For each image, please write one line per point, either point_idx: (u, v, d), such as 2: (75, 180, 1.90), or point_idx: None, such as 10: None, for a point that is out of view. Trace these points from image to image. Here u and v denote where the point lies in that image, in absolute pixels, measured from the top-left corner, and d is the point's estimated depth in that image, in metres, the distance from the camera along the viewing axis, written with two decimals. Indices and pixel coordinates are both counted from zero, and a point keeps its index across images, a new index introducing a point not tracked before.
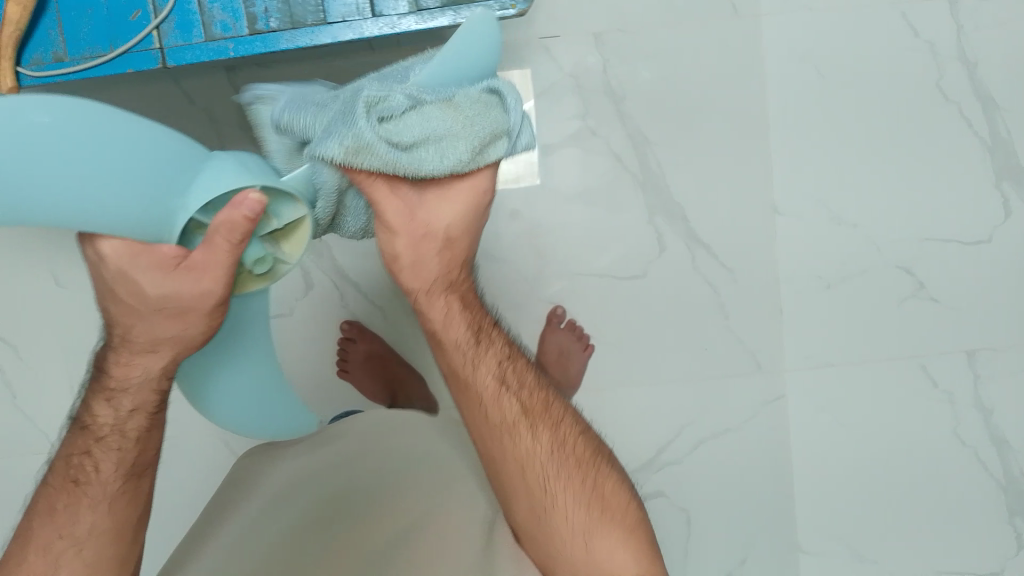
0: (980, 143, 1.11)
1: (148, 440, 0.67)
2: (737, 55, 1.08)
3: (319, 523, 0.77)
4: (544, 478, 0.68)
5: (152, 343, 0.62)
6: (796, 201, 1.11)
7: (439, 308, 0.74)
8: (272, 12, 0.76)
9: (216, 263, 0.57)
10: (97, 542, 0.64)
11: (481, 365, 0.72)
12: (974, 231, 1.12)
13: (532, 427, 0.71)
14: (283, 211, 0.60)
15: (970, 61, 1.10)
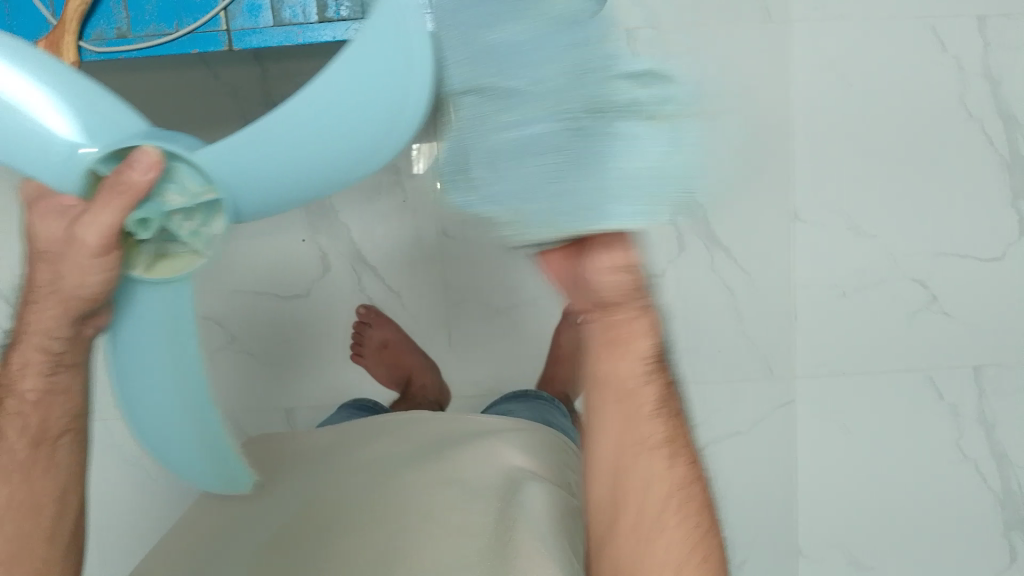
0: (1000, 160, 1.12)
1: (62, 411, 0.56)
2: (767, 59, 1.09)
3: (314, 516, 0.75)
4: (652, 513, 0.57)
5: (48, 290, 0.53)
6: (816, 208, 1.12)
7: (637, 327, 0.54)
8: (343, 0, 0.74)
9: (101, 216, 0.49)
10: (15, 524, 0.55)
11: (635, 367, 0.55)
12: (988, 247, 1.14)
13: (657, 468, 0.57)
14: (180, 183, 0.52)
15: (995, 78, 1.11)
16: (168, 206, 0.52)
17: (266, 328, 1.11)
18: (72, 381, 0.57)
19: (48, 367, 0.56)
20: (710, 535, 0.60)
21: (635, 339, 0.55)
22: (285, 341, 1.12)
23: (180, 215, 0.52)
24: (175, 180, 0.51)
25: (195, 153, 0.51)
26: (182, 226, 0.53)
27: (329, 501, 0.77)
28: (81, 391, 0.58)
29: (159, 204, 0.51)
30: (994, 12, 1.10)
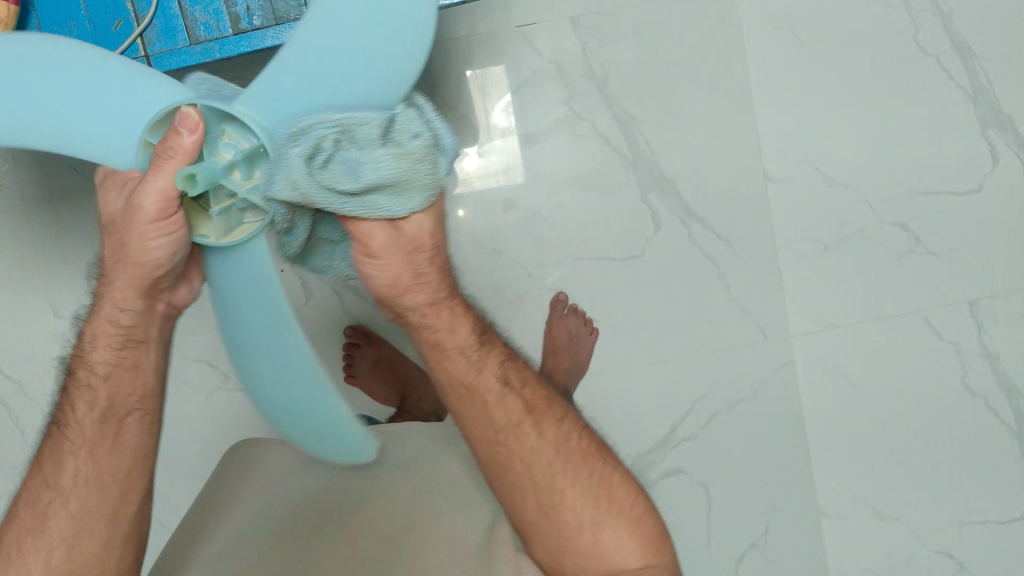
0: (963, 94, 1.12)
1: (132, 391, 0.64)
2: (714, 25, 1.09)
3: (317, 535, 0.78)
4: (562, 478, 0.68)
5: (117, 273, 0.59)
6: (785, 167, 1.12)
7: (446, 325, 0.64)
8: (254, 9, 0.75)
9: (154, 189, 0.53)
10: (79, 502, 0.63)
11: (479, 370, 0.67)
12: (964, 180, 1.13)
13: (537, 423, 0.69)
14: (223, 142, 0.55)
15: (945, 13, 1.10)
16: (223, 163, 0.54)
17: None
18: (141, 359, 0.64)
19: (120, 345, 0.63)
20: (603, 472, 0.70)
21: (443, 325, 0.64)
22: None
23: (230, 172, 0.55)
24: (218, 142, 0.55)
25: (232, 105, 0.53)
26: (239, 182, 0.55)
27: (339, 549, 0.76)
28: (151, 369, 0.65)
29: (213, 165, 0.54)
30: None
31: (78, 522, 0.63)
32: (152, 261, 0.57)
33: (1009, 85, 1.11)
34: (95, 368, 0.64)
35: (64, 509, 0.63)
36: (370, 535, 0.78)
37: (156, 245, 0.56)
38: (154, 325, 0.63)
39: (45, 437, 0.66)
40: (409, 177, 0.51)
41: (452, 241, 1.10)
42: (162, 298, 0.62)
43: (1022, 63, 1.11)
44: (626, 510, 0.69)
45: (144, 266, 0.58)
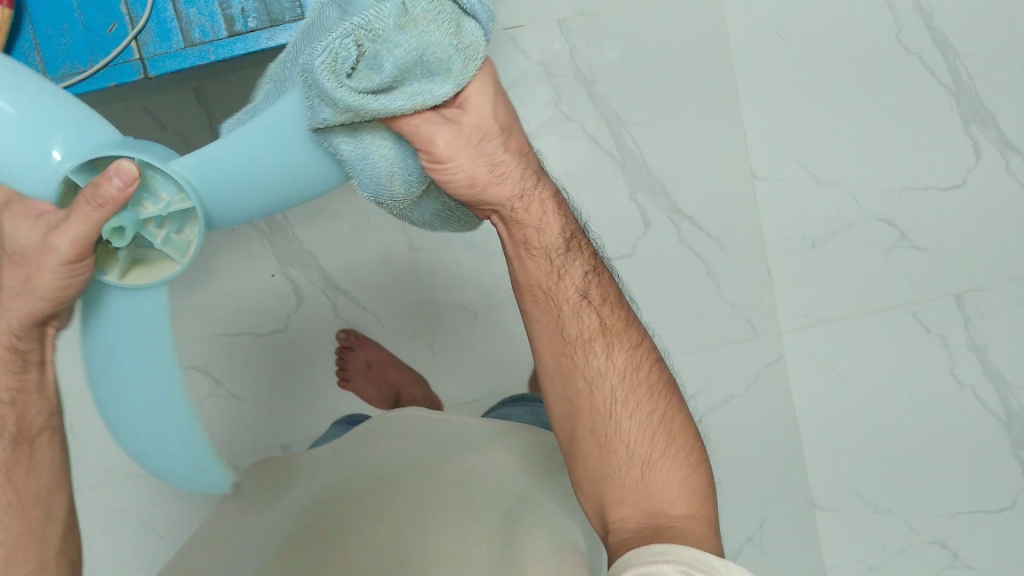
0: (945, 90, 1.13)
1: (38, 410, 0.56)
2: (699, 25, 1.10)
3: (305, 542, 0.67)
4: (622, 405, 0.62)
5: (16, 289, 0.52)
6: (772, 164, 1.13)
7: (534, 212, 0.61)
8: (249, 11, 0.73)
9: (71, 230, 0.48)
10: (4, 525, 0.53)
11: (549, 269, 0.62)
12: (949, 175, 1.14)
13: (608, 339, 0.63)
14: (150, 192, 0.52)
15: (926, 11, 1.12)
16: (144, 215, 0.52)
17: (251, 371, 1.11)
18: (41, 381, 0.57)
19: (20, 364, 0.55)
20: (664, 412, 0.62)
21: (534, 218, 0.61)
22: (271, 378, 1.12)
23: (152, 223, 0.53)
24: (150, 190, 0.52)
25: (170, 164, 0.50)
26: (154, 234, 0.53)
27: (336, 511, 0.70)
28: (50, 386, 0.58)
29: (135, 212, 0.51)
30: None
31: (7, 551, 0.53)
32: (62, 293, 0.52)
33: (990, 81, 1.13)
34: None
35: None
36: (369, 485, 0.72)
37: (62, 283, 0.51)
38: (48, 345, 0.57)
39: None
40: (439, 48, 0.47)
41: (443, 243, 1.11)
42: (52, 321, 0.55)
43: (1002, 58, 1.13)
44: (681, 454, 0.61)
45: (45, 297, 0.52)
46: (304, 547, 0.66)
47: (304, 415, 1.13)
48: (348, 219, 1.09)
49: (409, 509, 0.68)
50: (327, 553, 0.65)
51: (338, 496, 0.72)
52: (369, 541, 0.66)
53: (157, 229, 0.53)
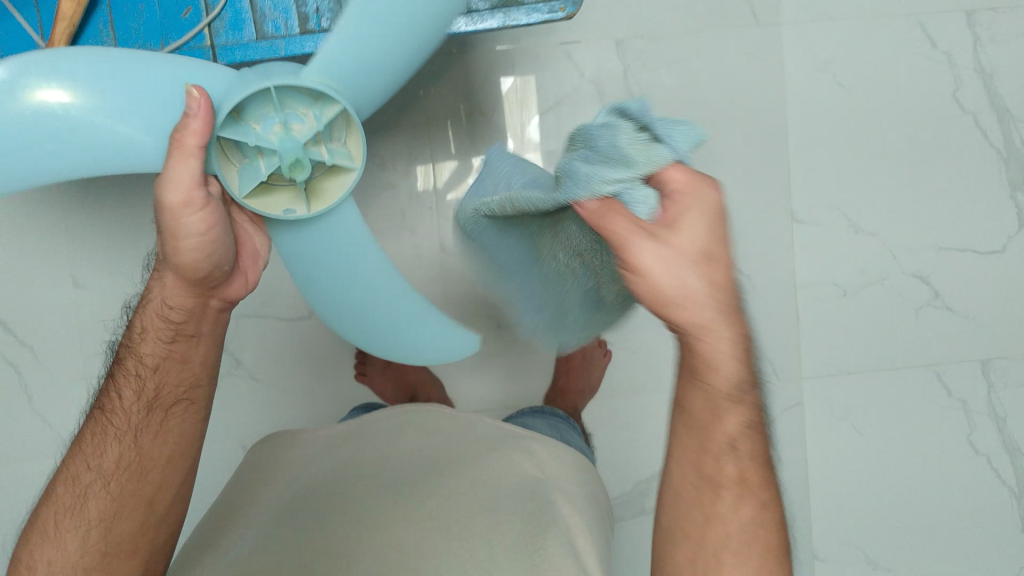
0: (996, 154, 1.12)
1: (178, 379, 0.69)
2: (757, 61, 1.10)
3: (332, 525, 0.68)
4: (724, 503, 0.59)
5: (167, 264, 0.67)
6: (814, 209, 1.12)
7: (717, 329, 0.55)
8: (324, 11, 0.75)
9: (185, 168, 0.59)
10: (120, 483, 0.66)
11: (720, 382, 0.57)
12: (989, 240, 1.14)
13: (736, 486, 0.59)
14: (292, 112, 0.60)
15: (986, 73, 1.11)
16: (301, 134, 0.60)
17: (271, 353, 1.11)
18: (189, 352, 0.70)
19: (168, 338, 0.69)
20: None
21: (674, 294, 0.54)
22: (291, 364, 1.12)
23: (316, 140, 0.62)
24: (294, 113, 0.61)
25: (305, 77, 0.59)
26: (321, 149, 0.62)
27: (362, 493, 0.71)
28: (198, 361, 0.70)
29: (294, 140, 0.60)
30: (984, 8, 1.11)
31: (116, 503, 0.66)
32: (189, 262, 0.65)
33: None
34: (143, 358, 0.69)
35: (106, 489, 0.66)
36: (392, 473, 0.74)
37: (190, 240, 0.63)
38: (206, 320, 0.70)
39: (87, 417, 0.70)
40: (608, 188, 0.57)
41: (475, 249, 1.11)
42: (215, 296, 0.69)
43: None
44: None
45: (186, 273, 0.66)
46: (330, 525, 0.68)
47: (318, 405, 1.14)
48: (384, 214, 1.10)
49: (434, 504, 0.69)
50: (353, 535, 0.67)
51: (361, 476, 0.74)
52: (395, 526, 0.67)
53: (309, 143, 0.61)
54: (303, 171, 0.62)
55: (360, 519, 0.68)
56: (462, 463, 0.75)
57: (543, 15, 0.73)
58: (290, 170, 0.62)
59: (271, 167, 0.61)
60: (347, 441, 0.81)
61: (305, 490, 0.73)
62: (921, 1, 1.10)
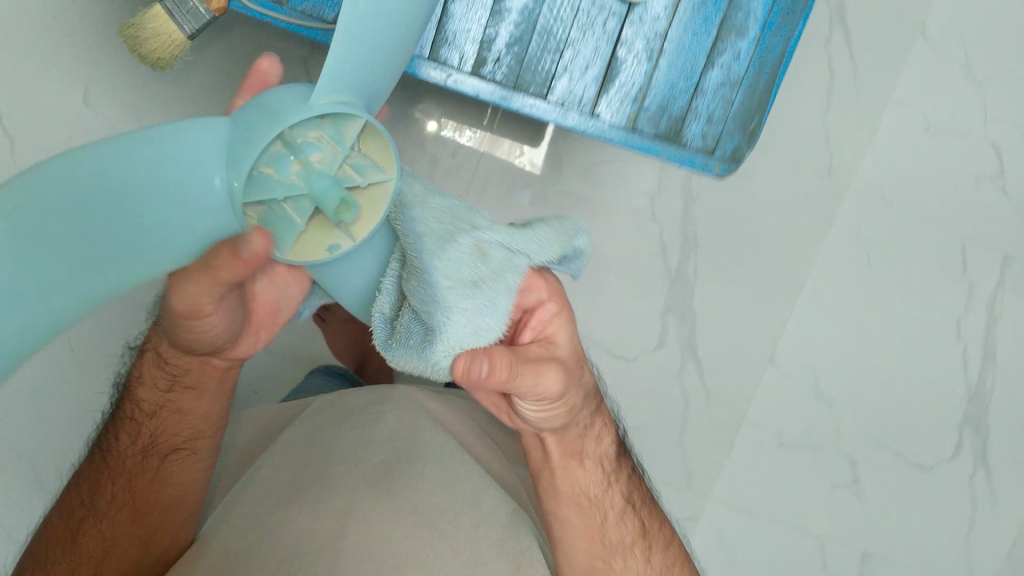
0: (966, 387, 1.18)
1: (175, 429, 0.77)
2: (811, 209, 1.12)
3: (307, 497, 0.77)
4: (610, 519, 0.76)
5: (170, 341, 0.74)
6: (793, 360, 1.16)
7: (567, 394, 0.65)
8: (502, 66, 0.82)
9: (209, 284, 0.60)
10: (112, 521, 0.74)
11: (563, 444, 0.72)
12: (923, 457, 1.19)
13: (590, 502, 0.75)
14: (310, 146, 0.56)
15: (994, 315, 1.16)
16: (335, 162, 0.56)
17: None
18: (185, 402, 0.77)
19: (167, 389, 0.77)
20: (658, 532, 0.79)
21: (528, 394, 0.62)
22: None
23: (347, 160, 0.57)
24: (314, 146, 0.56)
25: (311, 101, 0.55)
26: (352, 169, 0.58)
27: (340, 471, 0.79)
28: (195, 410, 0.78)
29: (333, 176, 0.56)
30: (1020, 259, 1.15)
31: (110, 538, 0.73)
32: (203, 338, 0.70)
33: (1005, 403, 1.18)
34: (142, 405, 0.77)
35: (99, 526, 0.73)
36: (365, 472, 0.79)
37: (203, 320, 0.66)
38: (208, 378, 0.77)
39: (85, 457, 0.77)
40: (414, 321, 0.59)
41: None
42: (215, 355, 0.75)
43: None
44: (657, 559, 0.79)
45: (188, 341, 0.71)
46: (318, 518, 0.74)
47: None
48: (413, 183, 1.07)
49: (396, 499, 0.76)
50: (338, 533, 0.73)
51: (344, 464, 0.80)
52: (384, 523, 0.74)
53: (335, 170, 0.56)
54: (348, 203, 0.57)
55: (343, 515, 0.74)
56: (422, 455, 0.81)
57: (699, 163, 0.86)
58: (338, 212, 0.57)
59: (309, 212, 0.57)
60: (317, 418, 0.86)
61: (286, 480, 0.79)
62: (975, 227, 1.14)
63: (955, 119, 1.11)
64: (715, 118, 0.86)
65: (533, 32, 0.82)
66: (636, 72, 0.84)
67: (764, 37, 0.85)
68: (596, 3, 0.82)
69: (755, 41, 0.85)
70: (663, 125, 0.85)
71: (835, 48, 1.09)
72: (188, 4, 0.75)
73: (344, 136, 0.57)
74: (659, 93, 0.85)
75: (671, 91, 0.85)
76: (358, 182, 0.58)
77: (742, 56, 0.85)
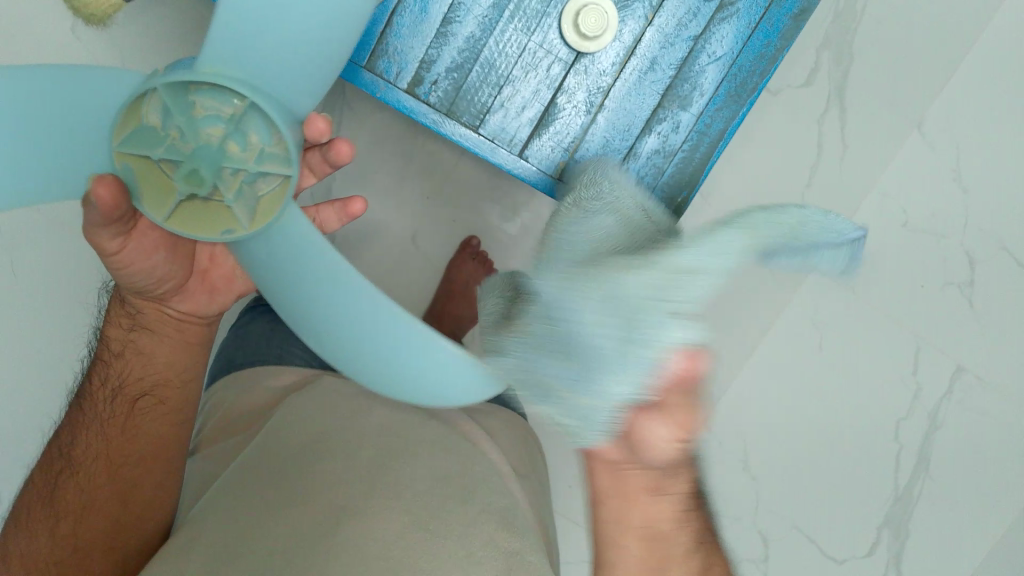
0: (893, 488, 1.16)
1: (145, 379, 0.73)
2: (771, 280, 1.11)
3: (283, 498, 0.70)
4: None
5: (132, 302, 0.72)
6: (724, 426, 1.15)
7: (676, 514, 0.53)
8: (438, 90, 0.82)
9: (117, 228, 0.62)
10: (88, 479, 0.68)
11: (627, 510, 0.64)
12: (837, 548, 1.17)
13: None
14: (204, 116, 0.57)
15: (937, 423, 1.14)
16: (227, 151, 0.59)
17: None
18: (152, 348, 0.73)
19: (129, 327, 0.73)
20: None
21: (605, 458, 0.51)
22: None
23: (239, 149, 0.59)
24: (202, 116, 0.57)
25: (199, 65, 0.55)
26: (245, 154, 0.59)
27: (332, 470, 0.72)
28: (160, 357, 0.73)
29: (220, 156, 0.59)
30: (973, 372, 1.13)
31: (86, 499, 0.68)
32: (129, 281, 0.68)
33: (932, 512, 1.16)
34: (109, 346, 0.73)
35: (73, 482, 0.68)
36: (362, 481, 0.72)
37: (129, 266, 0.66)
38: (173, 330, 0.74)
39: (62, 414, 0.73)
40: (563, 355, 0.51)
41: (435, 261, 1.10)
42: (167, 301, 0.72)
43: (957, 506, 1.15)
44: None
45: (131, 284, 0.68)
46: (314, 528, 0.67)
47: None
48: None
49: (384, 493, 0.71)
50: (330, 527, 0.67)
51: (334, 457, 0.74)
52: (375, 531, 0.68)
53: (228, 147, 0.58)
54: (224, 183, 0.59)
55: (334, 518, 0.68)
56: (408, 455, 0.76)
57: None
58: (205, 183, 0.59)
59: (183, 180, 0.58)
60: (307, 403, 0.82)
61: (272, 469, 0.73)
62: (935, 331, 1.12)
63: (935, 220, 1.10)
64: (644, 185, 0.84)
65: (475, 62, 0.81)
66: (572, 122, 0.83)
67: (706, 114, 0.83)
68: (543, 47, 0.82)
69: (696, 116, 0.83)
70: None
71: (828, 124, 1.08)
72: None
73: (238, 117, 0.57)
74: (591, 148, 0.84)
75: (604, 148, 0.84)
76: (251, 166, 0.59)
77: (681, 128, 0.83)
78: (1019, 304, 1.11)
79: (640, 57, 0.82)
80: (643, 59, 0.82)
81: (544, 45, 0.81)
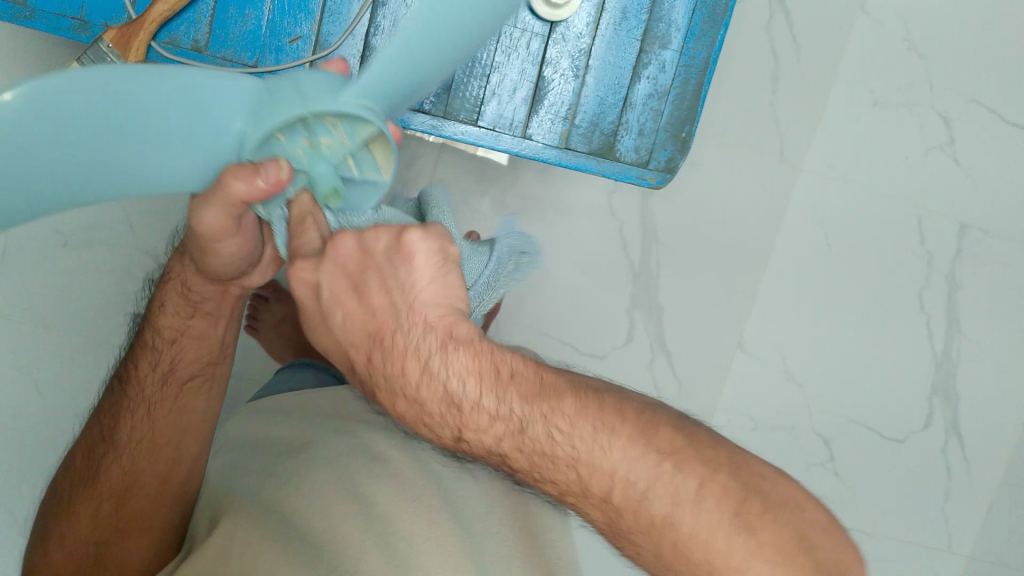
0: (932, 355, 1.19)
1: (198, 358, 0.76)
2: (767, 191, 1.13)
3: (297, 489, 0.69)
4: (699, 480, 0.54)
5: (196, 304, 0.74)
6: (760, 343, 1.17)
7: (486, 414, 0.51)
8: (430, 95, 0.82)
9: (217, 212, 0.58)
10: (132, 459, 0.73)
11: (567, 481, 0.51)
12: (894, 428, 1.20)
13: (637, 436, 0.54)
14: (324, 127, 0.49)
15: (955, 284, 1.17)
16: (326, 149, 0.51)
17: None
18: (206, 329, 0.76)
19: (187, 314, 0.75)
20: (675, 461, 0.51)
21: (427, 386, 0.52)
22: None
23: (348, 160, 0.52)
24: (329, 128, 0.50)
25: (341, 99, 0.48)
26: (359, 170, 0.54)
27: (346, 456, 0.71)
28: (212, 333, 0.77)
29: (329, 165, 0.52)
30: (976, 226, 1.16)
31: (130, 476, 0.72)
32: (227, 269, 0.69)
33: (971, 368, 1.20)
34: (162, 332, 0.76)
35: (119, 462, 0.73)
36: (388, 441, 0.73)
37: (228, 258, 0.67)
38: (228, 303, 0.75)
39: (105, 394, 0.76)
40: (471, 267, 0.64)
41: None
42: (232, 283, 0.73)
43: (991, 354, 1.20)
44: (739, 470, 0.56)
45: (217, 269, 0.69)
46: (330, 494, 0.68)
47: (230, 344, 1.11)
48: None
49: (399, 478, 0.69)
50: (350, 521, 0.66)
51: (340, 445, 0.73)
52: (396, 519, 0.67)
53: (340, 160, 0.52)
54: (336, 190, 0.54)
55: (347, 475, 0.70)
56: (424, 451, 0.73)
57: (636, 175, 0.86)
58: (326, 197, 0.54)
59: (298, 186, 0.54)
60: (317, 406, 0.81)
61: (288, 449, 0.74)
62: (929, 199, 1.15)
63: (901, 92, 1.12)
64: (647, 130, 0.86)
65: None
66: (564, 90, 0.84)
67: (687, 46, 0.85)
68: (519, 27, 0.83)
69: (679, 52, 0.85)
70: (596, 139, 0.85)
71: (777, 27, 1.09)
72: (106, 60, 0.75)
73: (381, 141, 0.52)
74: (588, 110, 0.85)
75: (601, 106, 0.85)
76: (355, 176, 0.54)
77: (668, 67, 0.85)
78: (999, 149, 1.15)
79: (611, 10, 0.84)
80: (614, 12, 0.83)
81: (518, 24, 0.82)
